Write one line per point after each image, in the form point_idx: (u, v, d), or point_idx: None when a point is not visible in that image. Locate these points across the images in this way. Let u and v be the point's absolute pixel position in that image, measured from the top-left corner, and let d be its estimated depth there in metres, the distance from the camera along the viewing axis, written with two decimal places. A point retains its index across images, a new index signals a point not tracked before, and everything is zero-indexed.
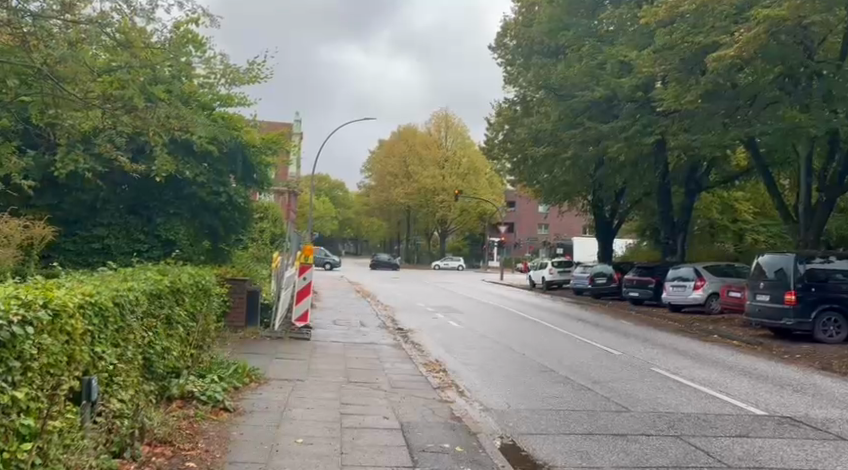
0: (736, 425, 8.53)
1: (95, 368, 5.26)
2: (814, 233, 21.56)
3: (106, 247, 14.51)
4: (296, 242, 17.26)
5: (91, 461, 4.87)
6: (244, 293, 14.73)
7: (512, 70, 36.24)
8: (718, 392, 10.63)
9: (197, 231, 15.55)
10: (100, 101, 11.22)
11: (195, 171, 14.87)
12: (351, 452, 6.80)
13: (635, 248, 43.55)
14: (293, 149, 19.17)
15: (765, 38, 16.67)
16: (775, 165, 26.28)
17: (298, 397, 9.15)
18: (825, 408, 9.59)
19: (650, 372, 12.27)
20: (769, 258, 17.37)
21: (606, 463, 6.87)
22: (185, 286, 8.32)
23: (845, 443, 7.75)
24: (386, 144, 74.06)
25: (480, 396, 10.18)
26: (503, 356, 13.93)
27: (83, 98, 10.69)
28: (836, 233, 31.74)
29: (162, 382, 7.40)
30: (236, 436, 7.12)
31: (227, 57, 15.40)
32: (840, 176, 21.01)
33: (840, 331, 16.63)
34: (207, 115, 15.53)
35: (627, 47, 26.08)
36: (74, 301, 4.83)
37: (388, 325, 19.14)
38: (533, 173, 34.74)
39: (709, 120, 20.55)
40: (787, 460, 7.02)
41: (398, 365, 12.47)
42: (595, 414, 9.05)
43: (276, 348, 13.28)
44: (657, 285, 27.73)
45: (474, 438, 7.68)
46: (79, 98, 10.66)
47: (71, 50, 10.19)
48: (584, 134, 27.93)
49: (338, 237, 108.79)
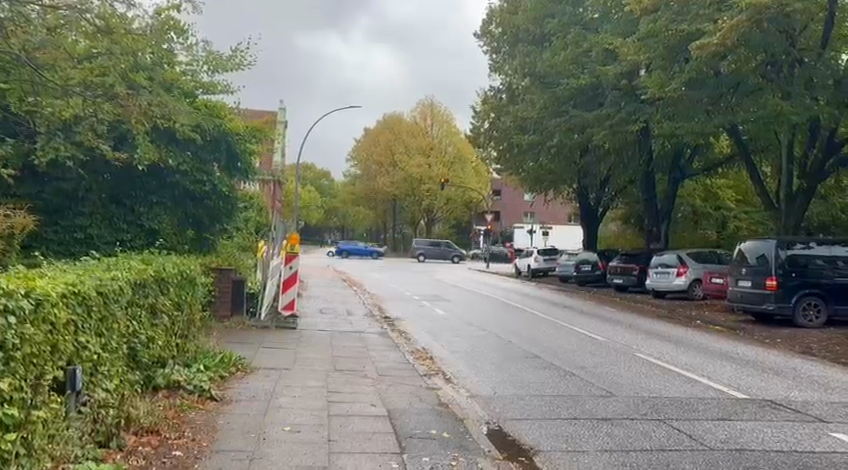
0: (718, 409, 8.66)
1: (79, 358, 5.29)
2: (795, 219, 21.84)
3: (89, 238, 14.41)
4: (281, 231, 17.25)
5: (74, 452, 4.92)
6: (229, 282, 14.74)
7: (498, 58, 36.34)
8: (700, 376, 10.77)
9: (180, 220, 15.64)
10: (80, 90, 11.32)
11: (178, 160, 14.84)
12: (340, 439, 6.87)
13: (618, 234, 43.89)
14: (277, 138, 19.17)
15: (749, 26, 16.80)
16: (756, 151, 26.55)
17: (286, 386, 9.19)
18: (804, 391, 9.76)
19: (633, 358, 12.41)
20: (750, 244, 17.55)
21: (591, 447, 6.97)
22: (170, 275, 8.33)
23: (824, 425, 7.90)
24: (371, 132, 74.00)
25: (466, 383, 10.26)
26: (488, 343, 14.02)
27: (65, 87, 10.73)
28: (817, 219, 32.08)
29: (148, 372, 7.42)
30: (224, 425, 7.18)
31: (209, 41, 15.60)
32: (821, 162, 21.26)
33: (820, 315, 16.84)
34: (189, 102, 15.43)
35: (612, 35, 26.18)
36: (56, 291, 4.88)
37: (374, 314, 19.21)
38: (518, 161, 34.86)
39: (692, 108, 20.66)
40: (767, 442, 7.15)
41: (386, 353, 12.50)
42: (579, 398, 9.17)
43: (262, 337, 13.34)
44: (641, 272, 27.94)
45: (461, 424, 7.76)
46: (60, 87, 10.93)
47: (48, 36, 10.25)
48: (568, 122, 28.06)
49: (324, 227, 108.88)
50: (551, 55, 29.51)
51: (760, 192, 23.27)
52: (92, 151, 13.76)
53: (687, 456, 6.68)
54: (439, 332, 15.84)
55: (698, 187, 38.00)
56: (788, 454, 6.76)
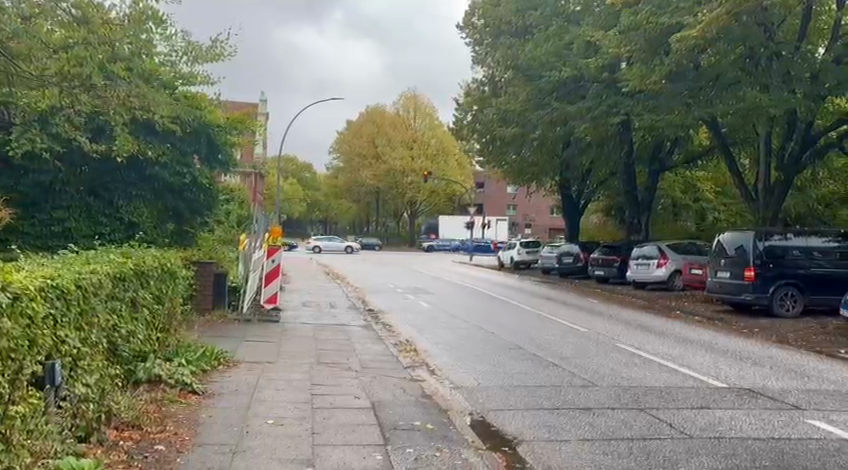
0: (697, 397, 8.81)
1: (58, 352, 5.31)
2: (773, 210, 22.14)
3: (68, 231, 14.39)
4: (263, 224, 17.27)
5: (54, 446, 4.97)
6: (210, 275, 14.74)
7: (481, 50, 36.47)
8: (680, 365, 10.94)
9: (161, 213, 15.62)
10: (55, 79, 11.22)
11: (158, 152, 14.79)
12: (324, 432, 6.94)
13: (600, 227, 44.25)
14: (259, 130, 19.19)
15: (728, 19, 16.98)
16: (736, 143, 26.79)
17: (270, 379, 9.25)
18: (782, 379, 9.95)
19: (614, 348, 12.56)
20: (728, 236, 17.80)
21: (573, 437, 7.09)
22: (150, 269, 8.35)
23: (800, 412, 8.08)
24: (353, 126, 73.69)
25: (450, 374, 10.36)
26: (472, 335, 14.14)
27: (38, 76, 10.72)
28: (794, 211, 32.49)
29: (129, 366, 7.48)
30: (206, 419, 7.22)
31: (188, 32, 15.60)
32: (797, 155, 21.51)
33: (796, 305, 17.09)
34: (169, 92, 15.45)
35: (594, 29, 26.35)
36: (33, 285, 4.91)
37: (358, 306, 19.28)
38: (502, 152, 35.00)
39: (672, 100, 20.87)
40: (745, 430, 7.31)
41: (369, 346, 12.58)
42: (562, 388, 9.30)
43: (243, 331, 13.33)
44: (622, 263, 28.18)
45: (445, 416, 7.87)
46: (35, 75, 10.74)
47: (23, 25, 10.29)
48: (551, 114, 28.24)
49: (306, 220, 108.73)
50: (533, 48, 29.67)
51: (739, 183, 23.52)
52: (69, 143, 13.70)
53: (669, 445, 6.81)
54: (424, 324, 15.93)
55: (677, 179, 38.29)
56: (765, 441, 6.91)
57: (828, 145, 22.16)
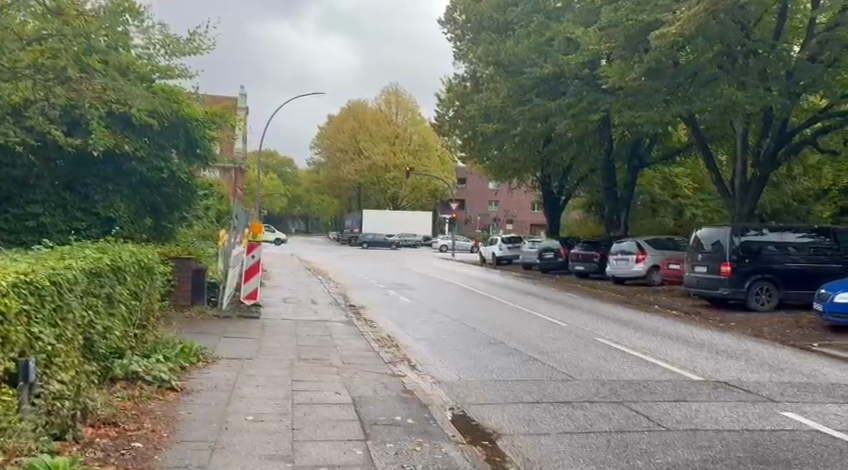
0: (674, 391, 8.92)
1: (32, 349, 5.27)
2: (748, 206, 22.37)
3: (42, 225, 14.23)
4: (243, 220, 17.24)
5: (27, 444, 4.95)
6: (189, 272, 14.64)
7: (462, 46, 36.56)
8: (658, 359, 11.08)
9: (139, 209, 15.53)
10: (29, 71, 11.39)
11: (136, 146, 14.71)
12: (303, 428, 6.97)
13: (579, 222, 44.51)
14: (238, 124, 19.13)
15: (704, 18, 17.18)
16: (713, 139, 27.04)
17: (249, 376, 9.25)
18: (757, 372, 10.11)
19: (592, 342, 12.70)
20: (706, 231, 18.02)
21: (552, 429, 7.19)
22: (126, 265, 8.33)
23: (774, 404, 8.22)
24: (335, 120, 73.48)
25: (431, 369, 10.41)
26: (454, 330, 14.23)
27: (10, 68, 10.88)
28: (769, 207, 32.85)
29: (105, 363, 7.48)
30: (183, 416, 7.22)
31: (165, 25, 15.49)
32: (772, 152, 21.79)
33: (771, 299, 17.31)
34: (146, 86, 15.38)
35: (574, 25, 26.52)
36: (6, 281, 4.91)
37: (339, 302, 19.30)
38: (483, 148, 35.11)
39: (651, 97, 21.02)
40: (720, 422, 7.43)
41: (350, 341, 12.60)
42: (542, 383, 9.38)
43: (223, 327, 13.30)
44: (601, 259, 28.37)
45: (426, 411, 7.92)
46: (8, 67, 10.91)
47: None
48: (532, 111, 28.36)
49: (287, 215, 108.30)
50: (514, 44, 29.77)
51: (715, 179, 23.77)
52: (44, 136, 13.61)
53: (642, 437, 6.90)
54: (405, 320, 15.96)
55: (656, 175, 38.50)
56: (740, 433, 7.03)
57: (802, 143, 22.44)
